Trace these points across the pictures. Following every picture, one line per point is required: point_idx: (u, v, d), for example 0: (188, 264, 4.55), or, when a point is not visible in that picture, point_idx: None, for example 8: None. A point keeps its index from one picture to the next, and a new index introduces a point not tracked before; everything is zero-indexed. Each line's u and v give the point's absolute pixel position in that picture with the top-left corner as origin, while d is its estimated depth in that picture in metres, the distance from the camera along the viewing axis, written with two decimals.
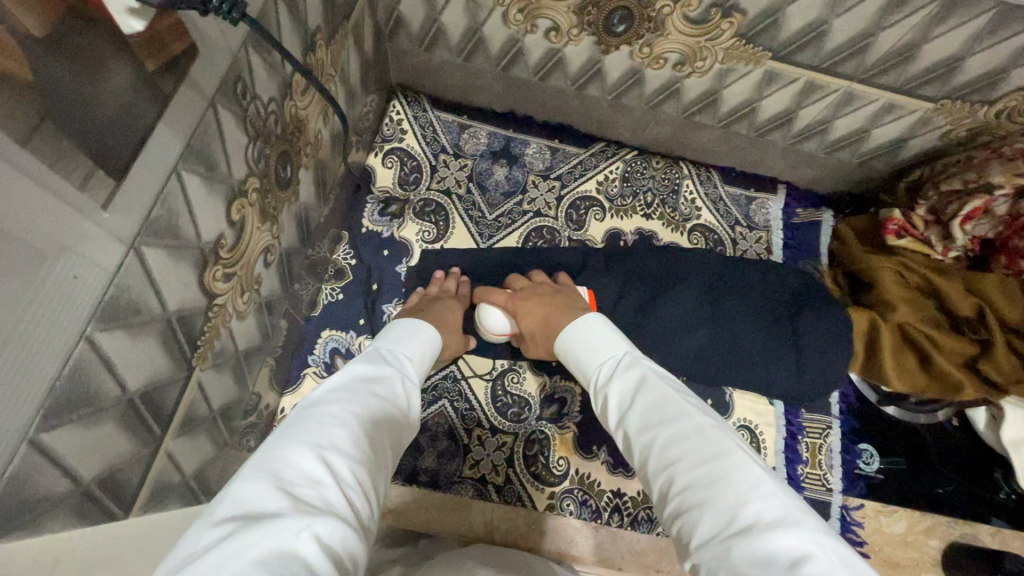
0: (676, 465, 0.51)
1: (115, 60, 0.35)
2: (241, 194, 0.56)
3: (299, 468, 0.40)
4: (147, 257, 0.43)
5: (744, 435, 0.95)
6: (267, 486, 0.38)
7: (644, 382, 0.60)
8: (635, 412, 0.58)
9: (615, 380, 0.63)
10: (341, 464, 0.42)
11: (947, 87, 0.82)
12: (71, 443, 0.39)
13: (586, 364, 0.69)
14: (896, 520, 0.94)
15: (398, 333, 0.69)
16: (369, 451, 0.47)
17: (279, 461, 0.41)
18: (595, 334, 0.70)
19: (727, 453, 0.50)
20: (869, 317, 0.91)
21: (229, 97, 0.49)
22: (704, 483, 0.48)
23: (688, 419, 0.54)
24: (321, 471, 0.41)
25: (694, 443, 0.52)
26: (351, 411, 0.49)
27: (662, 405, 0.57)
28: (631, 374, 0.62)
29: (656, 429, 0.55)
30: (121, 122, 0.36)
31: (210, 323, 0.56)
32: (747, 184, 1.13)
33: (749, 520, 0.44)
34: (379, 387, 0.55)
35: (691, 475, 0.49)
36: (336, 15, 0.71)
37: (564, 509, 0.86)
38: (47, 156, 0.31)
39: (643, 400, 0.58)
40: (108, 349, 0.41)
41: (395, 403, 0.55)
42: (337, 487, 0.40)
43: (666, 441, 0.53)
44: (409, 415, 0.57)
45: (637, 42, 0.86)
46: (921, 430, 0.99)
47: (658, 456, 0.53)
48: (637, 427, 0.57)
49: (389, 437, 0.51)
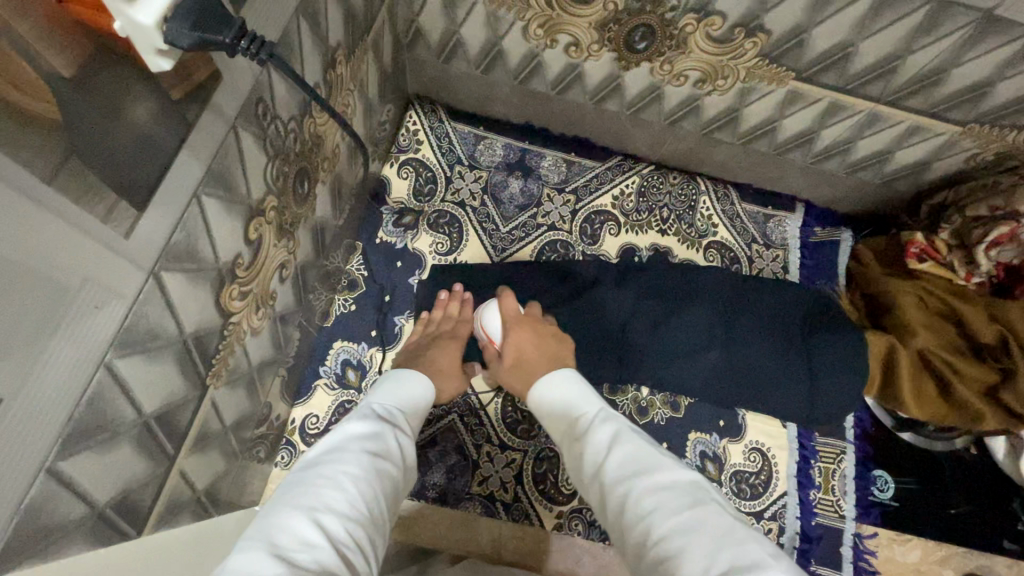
0: (652, 517, 0.50)
1: (140, 92, 0.35)
2: (259, 213, 0.56)
3: (294, 533, 0.43)
4: (166, 282, 0.43)
5: (755, 458, 0.94)
6: (264, 550, 0.40)
7: (620, 435, 0.60)
8: (609, 464, 0.58)
9: (589, 433, 0.63)
10: (335, 526, 0.45)
11: (976, 111, 0.80)
12: (87, 468, 0.39)
13: (564, 417, 0.68)
14: (910, 549, 0.92)
15: (390, 385, 0.71)
16: (362, 508, 0.49)
17: (275, 529, 0.43)
18: (572, 388, 0.70)
19: (702, 503, 0.50)
20: (888, 341, 0.88)
21: (250, 120, 0.49)
22: (680, 530, 0.47)
23: (663, 470, 0.54)
24: (316, 534, 0.43)
25: (670, 493, 0.51)
26: (346, 474, 0.51)
27: (637, 458, 0.56)
28: (608, 427, 0.62)
29: (631, 481, 0.54)
30: (144, 153, 0.36)
31: (226, 342, 0.56)
32: (765, 201, 1.12)
33: (726, 566, 0.43)
34: (372, 444, 0.57)
35: (668, 523, 0.48)
36: (356, 30, 0.71)
37: (572, 529, 0.85)
38: (71, 192, 0.31)
39: (620, 453, 0.58)
40: (125, 374, 0.41)
41: (391, 461, 0.57)
42: (332, 549, 0.43)
43: (642, 492, 0.53)
44: (404, 471, 0.59)
45: (659, 59, 0.85)
46: (938, 457, 0.97)
47: (635, 506, 0.52)
48: (613, 479, 0.56)
49: (385, 496, 0.53)
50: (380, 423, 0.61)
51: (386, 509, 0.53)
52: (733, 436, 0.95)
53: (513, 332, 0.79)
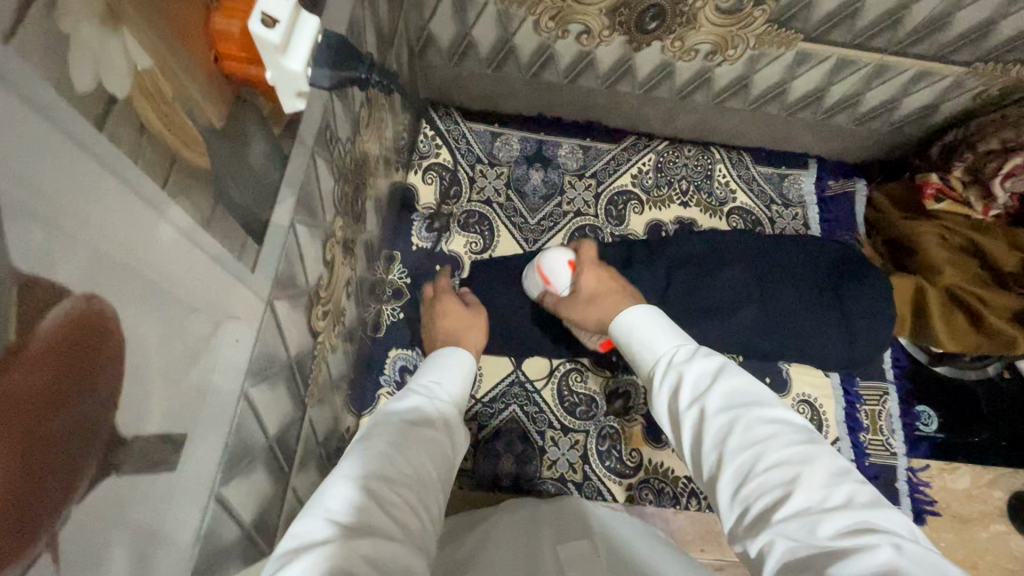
0: (766, 445, 0.47)
1: (258, 135, 0.37)
2: (331, 234, 0.58)
3: (345, 498, 0.46)
4: (276, 309, 0.45)
5: (804, 409, 0.97)
6: (319, 517, 0.44)
7: (730, 364, 0.56)
8: (720, 387, 0.53)
9: (695, 358, 0.58)
10: (380, 489, 0.48)
11: (978, 51, 0.85)
12: (237, 493, 0.41)
13: (657, 343, 0.63)
14: (961, 476, 0.97)
15: (432, 365, 0.71)
16: (410, 474, 0.51)
17: (326, 494, 0.46)
18: (665, 321, 0.65)
19: (815, 439, 0.48)
20: (914, 281, 0.93)
21: (322, 146, 0.51)
22: (795, 462, 0.46)
23: (772, 404, 0.51)
24: (362, 497, 0.46)
25: (784, 425, 0.49)
26: (385, 440, 0.53)
27: (749, 388, 0.53)
28: (715, 354, 0.57)
29: (742, 408, 0.51)
30: (259, 191, 0.38)
31: (314, 359, 0.59)
32: (778, 162, 1.14)
33: (843, 502, 0.43)
34: (410, 414, 0.60)
35: (783, 453, 0.46)
36: (383, 44, 0.72)
37: (643, 498, 0.89)
38: (219, 235, 0.33)
39: (733, 379, 0.53)
40: (257, 401, 0.43)
41: (430, 423, 0.60)
42: (376, 508, 0.46)
43: (758, 419, 0.49)
44: (450, 432, 0.62)
45: (669, 37, 0.87)
46: (974, 386, 1.01)
47: (746, 431, 0.49)
48: (716, 406, 0.52)
49: (430, 455, 0.56)
50: (418, 395, 0.64)
51: (436, 467, 0.55)
52: (780, 391, 0.98)
53: (584, 272, 0.79)
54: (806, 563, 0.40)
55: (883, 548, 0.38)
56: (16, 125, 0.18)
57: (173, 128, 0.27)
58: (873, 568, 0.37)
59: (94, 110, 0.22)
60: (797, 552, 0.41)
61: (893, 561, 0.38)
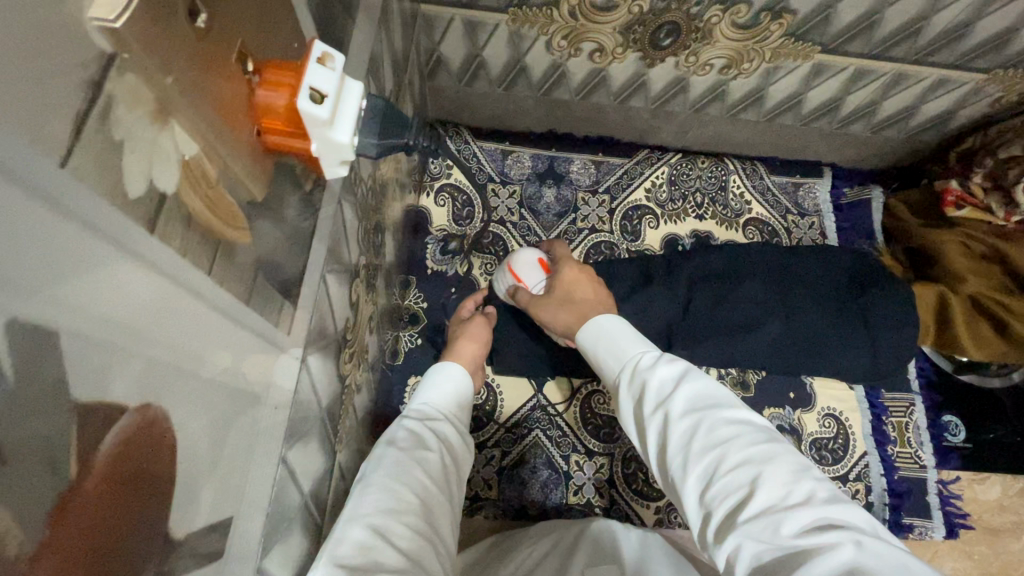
0: (727, 448, 0.47)
1: (291, 196, 0.35)
2: (355, 275, 0.57)
3: (354, 540, 0.44)
4: (310, 365, 0.43)
5: (830, 423, 0.96)
6: (330, 563, 0.42)
7: (690, 368, 0.55)
8: (681, 392, 0.52)
9: (656, 364, 0.57)
10: (384, 523, 0.46)
11: (999, 58, 0.84)
12: (277, 559, 0.40)
13: (622, 351, 0.62)
14: (990, 486, 0.96)
15: (426, 380, 0.69)
16: (415, 501, 0.50)
17: (332, 538, 0.45)
18: (631, 329, 0.64)
19: (775, 438, 0.48)
20: (936, 291, 0.91)
21: (348, 190, 0.49)
22: (756, 463, 0.45)
23: (733, 406, 0.51)
24: (367, 535, 0.45)
25: (744, 426, 0.49)
26: (384, 472, 0.52)
27: (710, 391, 0.52)
28: (676, 359, 0.56)
29: (704, 412, 0.50)
30: (293, 252, 0.37)
31: (343, 403, 0.57)
32: (793, 171, 1.13)
33: (804, 499, 0.42)
34: (409, 436, 0.58)
35: (744, 454, 0.46)
36: (397, 73, 0.71)
37: (672, 521, 0.88)
38: (261, 307, 0.32)
39: (693, 384, 0.53)
40: (293, 462, 0.42)
41: (428, 443, 0.58)
42: (383, 545, 0.44)
43: (719, 421, 0.49)
44: (449, 450, 0.60)
45: (684, 53, 0.86)
46: (998, 393, 0.99)
47: (707, 434, 0.48)
48: (680, 410, 0.51)
49: (432, 478, 0.54)
50: (415, 416, 0.62)
51: (438, 491, 0.54)
52: (805, 406, 0.97)
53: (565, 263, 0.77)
54: (772, 565, 0.39)
55: (846, 545, 0.38)
56: (72, 248, 0.17)
57: (216, 212, 0.25)
58: (835, 566, 0.37)
59: (147, 214, 0.20)
60: (762, 554, 0.40)
61: (853, 557, 0.37)
